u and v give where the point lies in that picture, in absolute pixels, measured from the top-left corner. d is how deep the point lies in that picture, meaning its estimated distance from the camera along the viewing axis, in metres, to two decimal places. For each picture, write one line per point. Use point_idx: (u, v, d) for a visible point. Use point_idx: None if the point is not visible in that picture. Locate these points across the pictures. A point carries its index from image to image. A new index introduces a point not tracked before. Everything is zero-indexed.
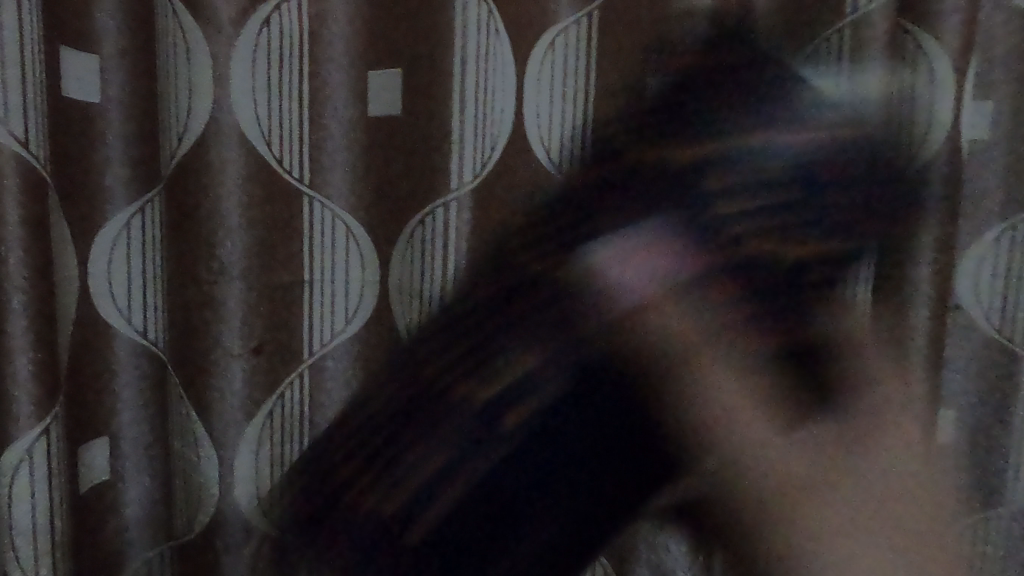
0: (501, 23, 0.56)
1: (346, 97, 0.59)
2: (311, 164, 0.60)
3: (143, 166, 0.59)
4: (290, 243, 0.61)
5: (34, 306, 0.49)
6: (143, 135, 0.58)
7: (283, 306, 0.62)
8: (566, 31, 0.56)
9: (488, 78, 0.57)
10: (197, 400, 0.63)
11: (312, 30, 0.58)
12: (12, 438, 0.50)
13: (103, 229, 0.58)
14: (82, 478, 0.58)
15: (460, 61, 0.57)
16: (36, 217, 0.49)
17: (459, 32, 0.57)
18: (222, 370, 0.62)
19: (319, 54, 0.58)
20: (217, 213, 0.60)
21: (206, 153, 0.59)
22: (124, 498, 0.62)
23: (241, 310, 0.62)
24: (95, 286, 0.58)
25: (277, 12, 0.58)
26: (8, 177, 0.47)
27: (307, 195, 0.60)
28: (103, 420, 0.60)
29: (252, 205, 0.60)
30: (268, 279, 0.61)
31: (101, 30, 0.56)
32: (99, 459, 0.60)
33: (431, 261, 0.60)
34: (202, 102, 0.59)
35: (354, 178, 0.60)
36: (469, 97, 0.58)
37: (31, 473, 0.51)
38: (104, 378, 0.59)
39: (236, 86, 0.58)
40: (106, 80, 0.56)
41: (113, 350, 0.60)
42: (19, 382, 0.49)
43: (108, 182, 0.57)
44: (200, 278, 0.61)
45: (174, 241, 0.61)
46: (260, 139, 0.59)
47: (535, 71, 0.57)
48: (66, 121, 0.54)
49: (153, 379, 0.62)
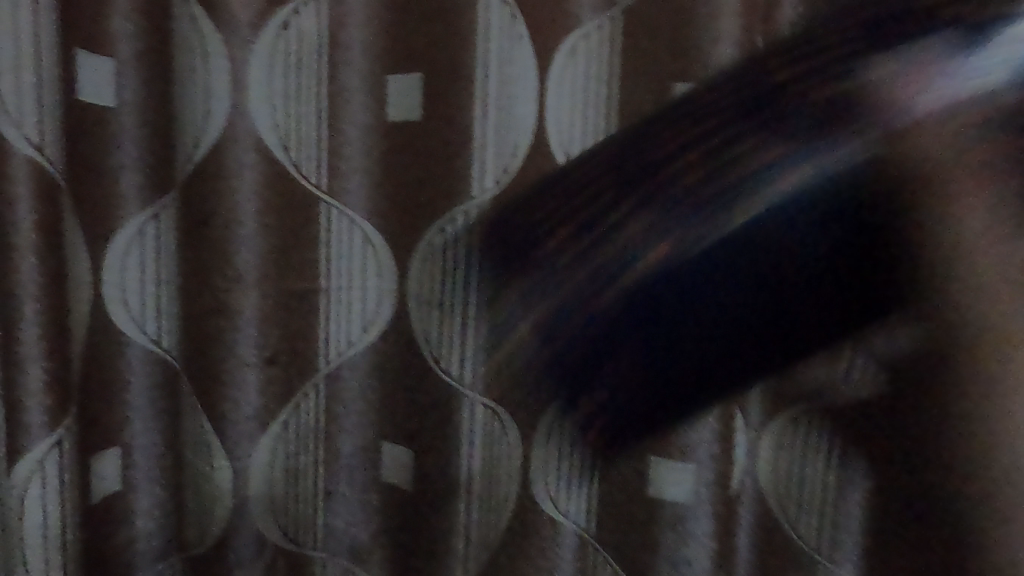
0: (524, 27, 0.54)
1: (365, 102, 0.58)
2: (328, 170, 0.59)
3: (157, 171, 0.57)
4: (306, 250, 0.60)
5: (46, 313, 0.48)
6: (159, 139, 0.57)
7: (297, 314, 0.61)
8: (586, 36, 0.53)
9: (510, 83, 0.55)
10: (209, 408, 0.62)
11: (331, 34, 0.57)
12: (24, 450, 0.48)
13: (115, 235, 0.56)
14: (91, 492, 0.56)
15: (482, 65, 0.55)
16: (47, 222, 0.48)
17: (480, 36, 0.55)
18: (235, 378, 0.62)
19: (339, 57, 0.57)
20: (232, 220, 0.60)
21: (222, 158, 0.59)
22: (136, 509, 0.61)
23: (255, 318, 0.61)
24: (108, 291, 0.56)
25: (296, 15, 0.57)
26: (21, 182, 0.46)
27: (324, 202, 0.59)
28: (113, 432, 0.58)
29: (267, 213, 0.60)
30: (282, 287, 0.61)
31: (118, 31, 0.54)
32: (110, 472, 0.58)
33: (450, 269, 0.58)
34: (220, 104, 0.58)
35: (372, 182, 0.59)
36: (492, 102, 0.56)
37: (42, 485, 0.50)
38: (115, 390, 0.58)
39: (253, 89, 0.58)
40: (121, 82, 0.55)
41: (126, 359, 0.58)
42: (33, 392, 0.48)
43: (121, 187, 0.56)
44: (214, 286, 0.61)
45: (188, 248, 0.60)
46: (278, 143, 0.59)
47: (556, 76, 0.54)
48: (79, 123, 0.52)
49: (165, 388, 0.61)
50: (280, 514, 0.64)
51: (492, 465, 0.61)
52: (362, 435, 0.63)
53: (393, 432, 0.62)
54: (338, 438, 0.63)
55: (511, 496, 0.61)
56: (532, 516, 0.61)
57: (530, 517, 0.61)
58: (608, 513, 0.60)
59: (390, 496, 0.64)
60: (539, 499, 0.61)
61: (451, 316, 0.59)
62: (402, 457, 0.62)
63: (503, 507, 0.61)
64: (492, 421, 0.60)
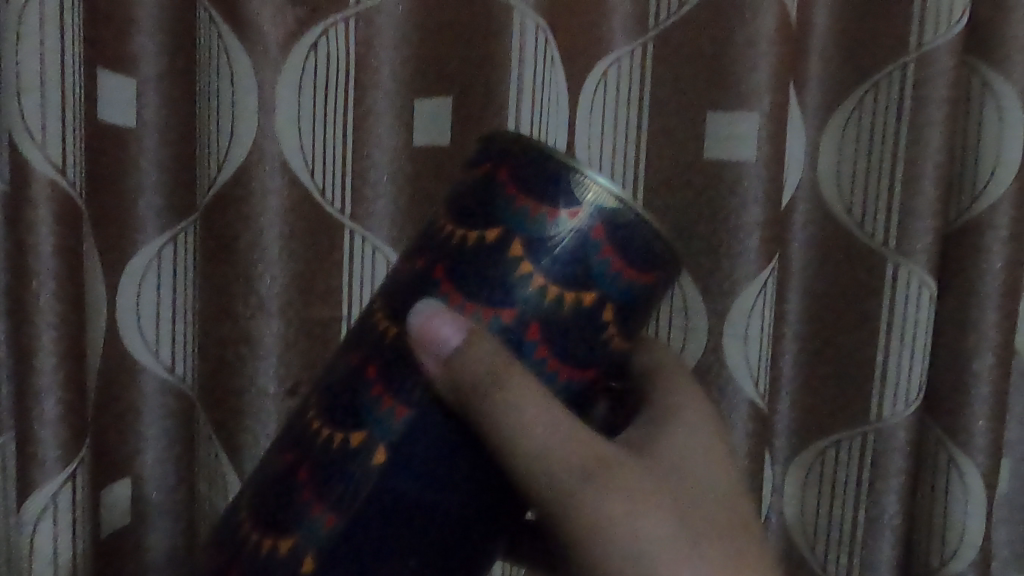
0: (557, 51, 0.54)
1: (392, 126, 0.57)
2: (354, 193, 0.57)
3: (179, 193, 0.56)
4: (328, 276, 0.58)
5: (63, 341, 0.46)
6: (180, 162, 0.56)
7: (321, 343, 0.59)
8: (618, 61, 0.53)
9: (543, 111, 0.54)
10: (226, 442, 0.60)
11: (358, 56, 0.55)
12: (36, 482, 0.46)
13: (132, 258, 0.55)
14: (102, 523, 0.55)
15: (517, 90, 0.54)
16: (68, 247, 0.46)
17: (516, 61, 0.54)
18: (257, 415, 0.59)
19: (365, 79, 0.56)
20: (256, 244, 0.56)
21: (248, 181, 0.56)
22: (147, 543, 0.59)
23: (279, 348, 0.58)
24: (123, 319, 0.55)
25: (325, 36, 0.55)
26: (42, 203, 0.44)
27: (348, 227, 0.57)
28: (126, 458, 0.57)
29: (293, 239, 0.57)
30: (306, 314, 0.58)
31: (140, 48, 0.53)
32: (121, 501, 0.57)
33: None
34: (247, 127, 0.55)
35: (402, 206, 0.58)
36: (526, 130, 0.55)
37: (55, 521, 0.48)
38: (128, 414, 0.57)
39: (281, 111, 0.55)
40: (144, 104, 0.54)
41: (141, 384, 0.57)
42: (46, 422, 0.46)
43: (140, 208, 0.55)
44: (236, 314, 0.58)
45: (210, 273, 0.58)
46: (303, 167, 0.56)
47: (586, 101, 0.54)
48: (98, 143, 0.51)
49: (180, 415, 0.59)
50: None
51: None
52: None
53: None
54: None
55: None
56: None
57: None
58: None
59: None
60: None
61: None
62: None
63: None
64: None
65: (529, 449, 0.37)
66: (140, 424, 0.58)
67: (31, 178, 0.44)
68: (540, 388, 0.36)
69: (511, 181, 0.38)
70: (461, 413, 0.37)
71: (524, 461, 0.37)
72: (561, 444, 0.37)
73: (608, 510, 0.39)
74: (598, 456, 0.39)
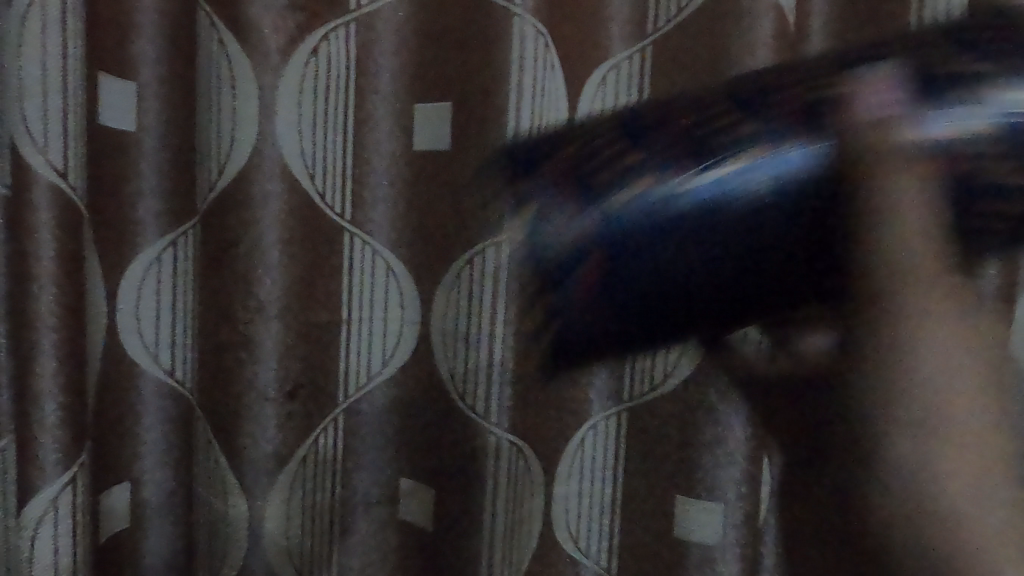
0: (556, 57, 0.53)
1: (391, 130, 0.57)
2: (353, 197, 0.57)
3: (179, 197, 0.56)
4: (327, 280, 0.58)
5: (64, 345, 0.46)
6: (180, 166, 0.56)
7: (320, 347, 0.59)
8: (618, 66, 0.52)
9: (544, 114, 0.54)
10: (226, 446, 0.60)
11: (358, 61, 0.56)
12: (35, 487, 0.46)
13: (133, 261, 0.55)
14: (101, 527, 0.55)
15: (517, 95, 0.54)
16: (68, 254, 0.46)
17: (516, 66, 0.54)
18: (255, 417, 0.59)
19: (365, 84, 0.56)
20: (256, 248, 0.57)
21: (247, 185, 0.56)
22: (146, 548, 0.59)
23: (277, 351, 0.59)
24: (122, 322, 0.55)
25: (326, 41, 0.55)
26: (43, 209, 0.44)
27: (348, 231, 0.57)
28: (126, 462, 0.57)
29: (292, 243, 0.57)
30: (305, 316, 0.59)
31: (142, 52, 0.53)
32: (120, 505, 0.57)
33: (478, 304, 0.57)
34: (247, 132, 0.56)
35: (400, 211, 0.58)
36: (527, 134, 0.54)
37: (55, 525, 0.48)
38: (128, 417, 0.57)
39: (281, 116, 0.56)
40: (145, 108, 0.54)
41: (140, 388, 0.57)
42: (45, 427, 0.46)
43: (140, 212, 0.55)
44: (236, 317, 0.58)
45: (210, 276, 0.58)
46: (303, 172, 0.57)
47: (585, 104, 0.53)
48: (100, 147, 0.51)
49: (180, 418, 0.60)
50: (293, 555, 0.62)
51: (518, 504, 0.59)
52: (381, 471, 0.61)
53: (413, 469, 0.61)
54: (355, 474, 0.61)
55: (535, 534, 0.59)
56: (555, 554, 0.59)
57: (554, 557, 0.59)
58: (630, 550, 0.58)
59: (408, 532, 0.62)
60: (560, 536, 0.59)
61: (478, 351, 0.57)
62: (423, 495, 0.61)
63: (527, 544, 0.59)
64: (517, 458, 0.58)
65: (920, 377, 0.46)
66: (139, 427, 0.58)
67: (31, 184, 0.44)
68: (912, 208, 0.44)
69: (912, 81, 0.44)
70: (826, 219, 0.47)
71: (901, 269, 0.45)
72: (951, 313, 0.45)
73: (939, 385, 0.46)
74: (912, 325, 0.46)
